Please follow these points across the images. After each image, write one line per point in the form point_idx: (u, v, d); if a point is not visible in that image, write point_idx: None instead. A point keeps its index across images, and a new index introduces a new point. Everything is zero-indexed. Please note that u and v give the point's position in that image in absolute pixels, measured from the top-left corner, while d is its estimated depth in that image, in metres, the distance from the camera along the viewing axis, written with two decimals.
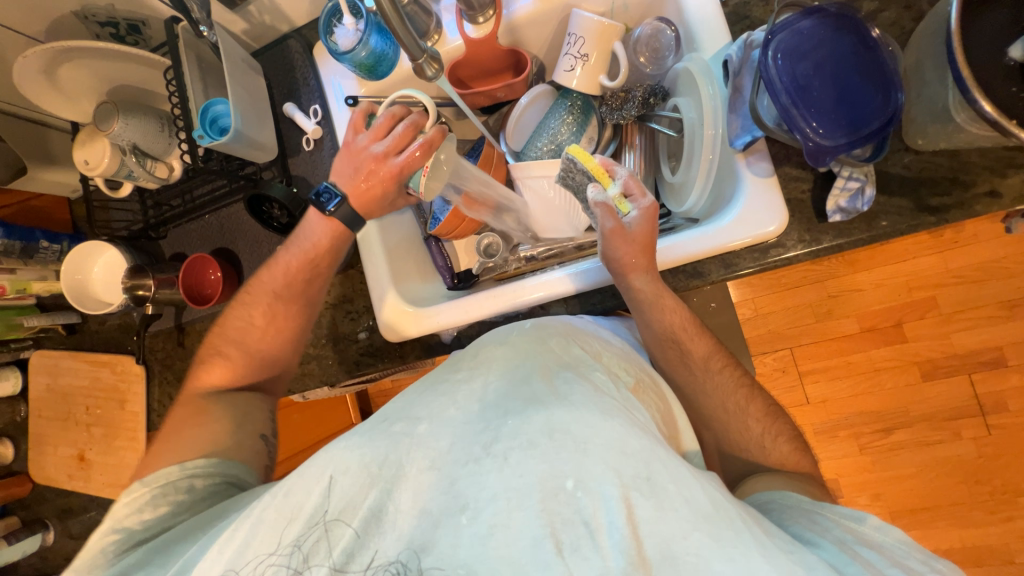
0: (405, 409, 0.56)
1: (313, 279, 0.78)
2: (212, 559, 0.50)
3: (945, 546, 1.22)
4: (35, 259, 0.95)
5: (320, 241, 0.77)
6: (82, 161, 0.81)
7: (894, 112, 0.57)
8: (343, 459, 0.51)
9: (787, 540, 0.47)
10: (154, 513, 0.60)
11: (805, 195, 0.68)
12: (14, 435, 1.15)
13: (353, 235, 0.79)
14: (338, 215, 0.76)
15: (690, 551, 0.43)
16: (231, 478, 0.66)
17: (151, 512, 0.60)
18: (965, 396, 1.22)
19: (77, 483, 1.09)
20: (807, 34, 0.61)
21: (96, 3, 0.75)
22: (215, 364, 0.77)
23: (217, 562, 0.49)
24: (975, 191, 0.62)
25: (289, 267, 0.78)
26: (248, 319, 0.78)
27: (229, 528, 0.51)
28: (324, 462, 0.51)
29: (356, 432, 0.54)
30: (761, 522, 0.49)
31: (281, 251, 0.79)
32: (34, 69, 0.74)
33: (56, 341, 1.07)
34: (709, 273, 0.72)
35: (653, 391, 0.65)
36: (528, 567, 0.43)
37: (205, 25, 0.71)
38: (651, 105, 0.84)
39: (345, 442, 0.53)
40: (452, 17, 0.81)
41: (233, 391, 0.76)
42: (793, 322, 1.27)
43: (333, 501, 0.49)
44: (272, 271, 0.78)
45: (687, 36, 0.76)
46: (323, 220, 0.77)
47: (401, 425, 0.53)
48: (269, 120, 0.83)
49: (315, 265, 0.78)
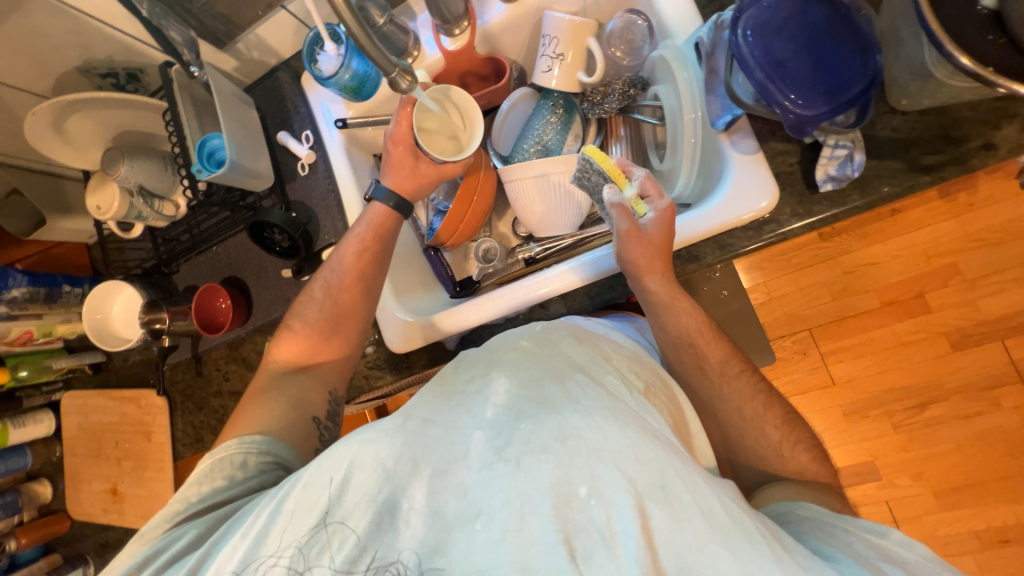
0: (420, 407, 0.54)
1: (372, 268, 0.78)
2: (230, 551, 0.51)
3: (996, 523, 1.16)
4: (59, 303, 1.00)
5: (371, 230, 0.78)
6: (94, 207, 0.85)
7: (875, 74, 0.56)
8: (360, 456, 0.50)
9: (807, 557, 0.46)
10: (210, 485, 0.62)
11: (793, 167, 0.67)
12: (52, 474, 1.20)
13: (400, 218, 0.80)
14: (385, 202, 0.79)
15: (705, 563, 0.43)
16: (281, 459, 0.66)
17: (209, 485, 0.62)
18: (999, 363, 1.16)
19: (112, 517, 1.12)
20: (776, 8, 0.61)
21: (96, 57, 0.80)
22: (281, 347, 0.77)
23: (239, 547, 0.51)
24: (971, 146, 0.61)
25: (348, 260, 0.78)
26: (302, 328, 0.77)
27: (252, 514, 0.53)
28: (342, 453, 0.51)
29: (372, 425, 0.53)
30: (779, 534, 0.47)
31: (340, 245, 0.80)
32: (45, 124, 0.79)
33: (84, 381, 1.12)
34: (705, 255, 0.71)
35: (664, 394, 0.63)
36: (541, 572, 0.44)
37: (196, 66, 0.76)
38: (632, 96, 0.85)
39: (363, 435, 0.51)
40: (429, 32, 0.83)
41: (291, 381, 0.75)
42: (809, 302, 1.23)
43: (349, 496, 0.50)
44: (333, 267, 0.78)
45: (660, 24, 0.77)
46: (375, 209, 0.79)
47: (415, 424, 0.52)
48: (263, 149, 0.87)
49: (370, 253, 0.78)
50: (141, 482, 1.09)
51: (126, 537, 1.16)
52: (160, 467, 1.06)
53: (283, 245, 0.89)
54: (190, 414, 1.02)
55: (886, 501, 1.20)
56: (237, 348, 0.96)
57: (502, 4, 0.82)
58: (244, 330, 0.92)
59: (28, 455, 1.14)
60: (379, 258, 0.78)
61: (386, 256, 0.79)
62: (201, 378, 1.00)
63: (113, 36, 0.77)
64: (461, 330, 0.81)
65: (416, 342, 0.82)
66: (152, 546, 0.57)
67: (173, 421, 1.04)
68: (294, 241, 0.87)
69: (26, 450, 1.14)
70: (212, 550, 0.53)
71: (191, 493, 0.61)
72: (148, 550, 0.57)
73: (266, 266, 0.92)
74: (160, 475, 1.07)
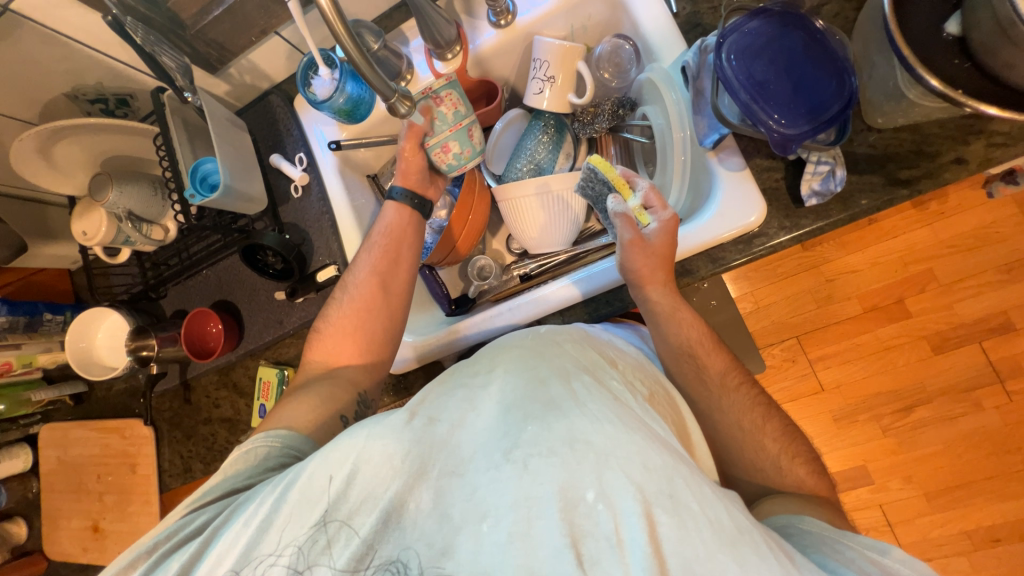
0: (426, 404, 0.55)
1: (396, 263, 0.79)
2: (233, 537, 0.51)
3: (986, 522, 1.18)
4: (40, 332, 0.97)
5: (389, 228, 0.80)
6: (81, 232, 0.83)
7: (851, 95, 0.59)
8: (367, 450, 0.51)
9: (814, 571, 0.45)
10: (235, 473, 0.62)
11: (779, 183, 0.70)
12: (27, 513, 1.14)
13: (421, 217, 0.83)
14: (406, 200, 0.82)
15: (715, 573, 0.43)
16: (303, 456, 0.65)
17: (231, 472, 0.62)
18: (978, 365, 1.20)
19: (92, 556, 1.07)
20: (756, 34, 0.64)
21: (86, 83, 0.79)
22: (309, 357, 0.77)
23: (244, 533, 0.51)
24: (943, 160, 0.64)
25: (371, 259, 0.78)
26: (324, 332, 0.77)
27: (255, 501, 0.53)
28: (347, 447, 0.51)
29: (379, 419, 0.53)
30: (789, 551, 0.47)
31: (362, 247, 0.81)
32: (30, 150, 0.77)
33: (65, 412, 1.08)
34: (699, 269, 0.73)
35: (667, 402, 0.64)
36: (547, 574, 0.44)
37: (189, 91, 0.76)
38: (621, 116, 0.88)
39: (371, 430, 0.52)
40: (422, 56, 0.85)
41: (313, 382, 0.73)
42: (795, 310, 1.26)
43: (355, 490, 0.50)
44: (355, 266, 0.79)
45: (646, 48, 0.80)
46: (395, 208, 0.81)
47: (423, 421, 0.53)
48: (257, 172, 0.86)
49: (393, 249, 0.79)
50: (124, 517, 1.04)
51: None
52: (145, 501, 1.02)
53: (277, 268, 0.89)
54: (177, 443, 0.99)
55: (880, 505, 1.22)
56: (227, 373, 0.95)
57: (493, 29, 0.84)
58: (236, 355, 0.90)
59: (2, 493, 1.09)
60: (397, 256, 0.79)
61: (403, 250, 0.80)
62: (190, 405, 0.98)
63: (104, 62, 0.77)
64: (459, 347, 0.81)
65: (412, 364, 0.82)
66: (169, 526, 0.57)
67: (159, 451, 1.00)
68: (288, 263, 0.87)
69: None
70: (216, 534, 0.53)
71: (216, 480, 0.61)
72: (167, 530, 0.57)
73: (258, 289, 0.91)
74: (145, 509, 1.02)
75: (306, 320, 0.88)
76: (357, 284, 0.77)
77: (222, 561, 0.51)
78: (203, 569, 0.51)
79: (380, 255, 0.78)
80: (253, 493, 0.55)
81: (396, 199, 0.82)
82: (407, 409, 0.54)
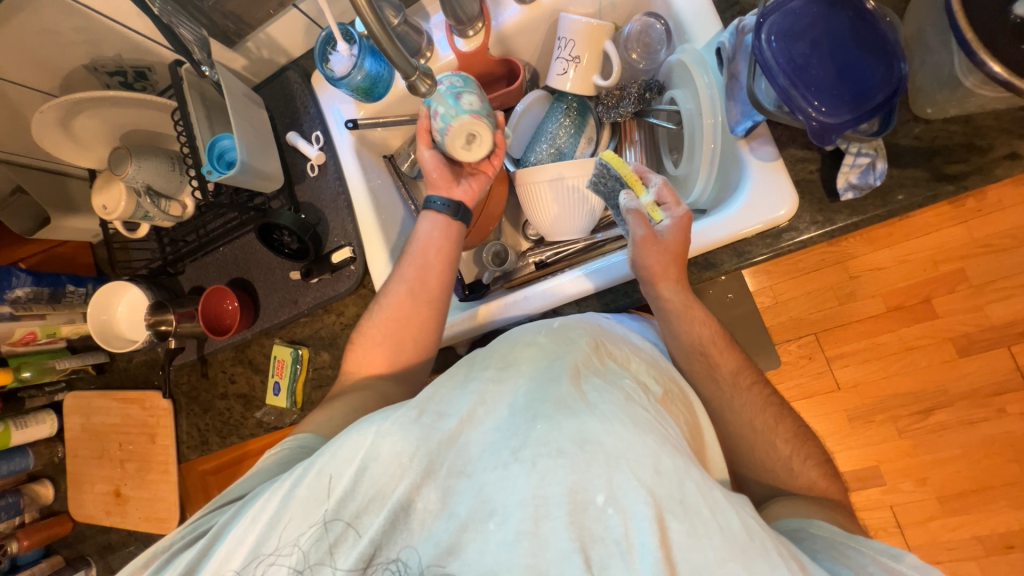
0: (434, 400, 0.54)
1: (428, 267, 0.76)
2: (242, 534, 0.51)
3: (1001, 529, 1.16)
4: (63, 304, 0.98)
5: (426, 239, 0.78)
6: (100, 206, 0.84)
7: (899, 82, 0.56)
8: (374, 447, 0.50)
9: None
10: (257, 474, 0.63)
11: (813, 174, 0.66)
12: (54, 475, 1.18)
13: (460, 224, 0.80)
14: (444, 207, 0.79)
15: None
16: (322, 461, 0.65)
17: (254, 474, 0.63)
18: (1006, 369, 1.16)
19: (114, 519, 1.11)
20: (799, 14, 0.60)
21: (105, 55, 0.79)
22: None
23: (251, 531, 0.51)
24: (994, 155, 0.60)
25: (405, 264, 0.77)
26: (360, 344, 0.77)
27: (262, 498, 0.53)
28: (354, 446, 0.51)
29: (386, 415, 0.53)
30: (801, 558, 0.45)
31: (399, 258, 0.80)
32: (52, 122, 0.78)
33: (88, 380, 1.11)
34: (722, 263, 0.70)
35: (681, 401, 0.62)
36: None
37: (207, 65, 0.75)
38: (647, 100, 0.85)
39: (377, 427, 0.51)
40: (443, 33, 0.82)
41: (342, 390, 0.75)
42: (816, 308, 1.22)
43: (362, 488, 0.50)
44: (393, 274, 0.78)
45: (678, 28, 0.77)
46: (433, 218, 0.79)
47: (430, 418, 0.52)
48: (274, 151, 0.86)
49: (425, 258, 0.77)
50: (144, 484, 1.08)
51: (128, 539, 1.15)
52: (163, 469, 1.05)
53: (292, 247, 0.88)
54: (194, 417, 1.02)
55: (890, 506, 1.20)
56: (243, 350, 0.96)
57: (517, 5, 0.81)
58: (252, 332, 0.91)
59: (30, 456, 1.12)
60: (426, 265, 0.76)
61: (435, 263, 0.77)
62: (206, 380, 1.00)
63: (123, 34, 0.76)
64: (472, 334, 0.80)
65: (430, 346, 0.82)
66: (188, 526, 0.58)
67: (177, 423, 1.03)
68: (304, 243, 0.86)
69: (27, 451, 1.13)
70: (223, 530, 0.54)
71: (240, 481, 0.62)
72: (184, 530, 0.57)
73: (274, 268, 0.91)
74: (164, 478, 1.06)
75: (321, 300, 0.88)
76: (390, 296, 0.76)
77: (233, 556, 0.51)
78: (212, 565, 0.52)
79: (414, 267, 0.76)
80: (256, 494, 0.56)
81: (433, 207, 0.79)
82: (415, 405, 0.54)
